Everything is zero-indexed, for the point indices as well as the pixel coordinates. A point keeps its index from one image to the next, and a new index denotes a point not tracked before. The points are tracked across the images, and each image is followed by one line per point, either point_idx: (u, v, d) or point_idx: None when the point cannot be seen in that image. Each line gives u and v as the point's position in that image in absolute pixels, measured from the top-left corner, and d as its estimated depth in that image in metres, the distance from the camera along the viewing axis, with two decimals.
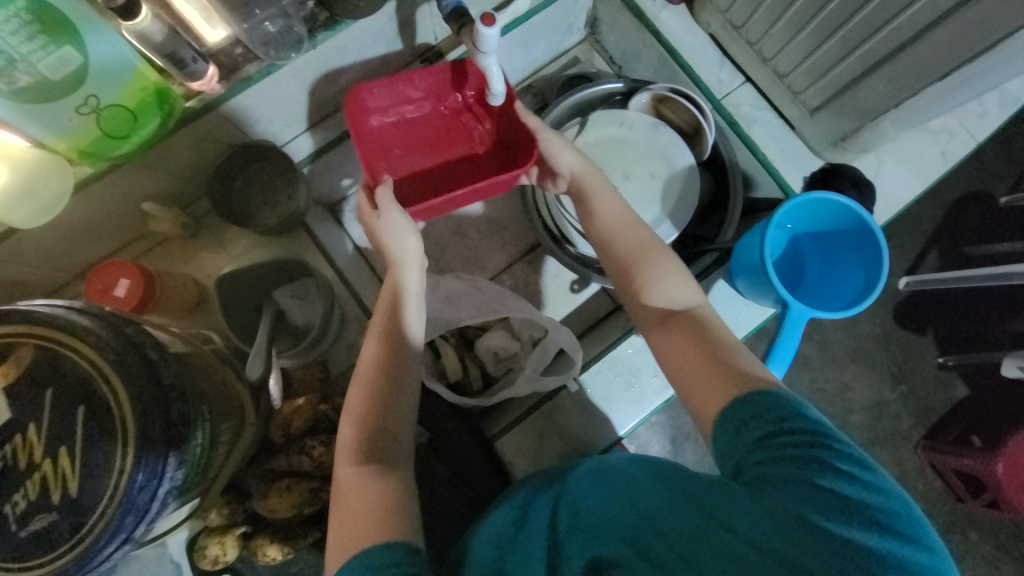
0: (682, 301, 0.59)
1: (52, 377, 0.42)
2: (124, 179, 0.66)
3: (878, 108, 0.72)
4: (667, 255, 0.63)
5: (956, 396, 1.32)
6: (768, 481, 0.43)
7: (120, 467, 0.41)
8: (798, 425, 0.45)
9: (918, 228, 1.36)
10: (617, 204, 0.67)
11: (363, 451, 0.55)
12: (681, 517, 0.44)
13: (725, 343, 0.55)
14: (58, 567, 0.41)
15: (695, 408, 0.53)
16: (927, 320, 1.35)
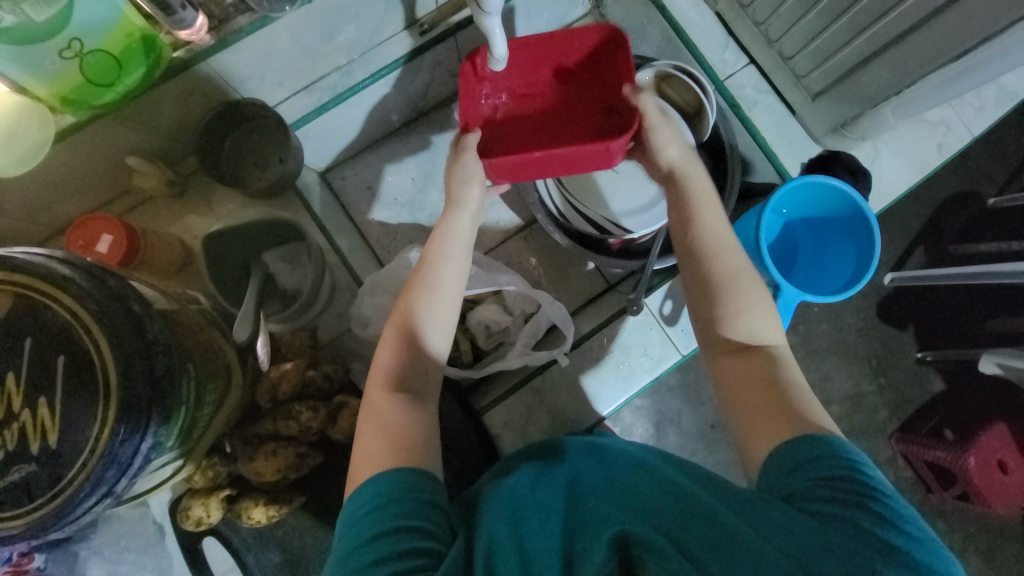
0: (761, 332, 0.56)
1: (31, 326, 0.41)
2: (108, 131, 0.63)
3: (880, 95, 0.71)
4: (754, 282, 0.58)
5: (932, 390, 1.36)
6: (826, 518, 0.42)
7: (102, 419, 0.40)
8: (860, 476, 0.44)
9: (907, 225, 1.38)
10: (717, 214, 0.61)
11: (396, 378, 0.57)
12: (721, 515, 0.43)
13: (792, 386, 0.53)
14: (37, 517, 0.40)
15: (745, 436, 0.51)
16: (909, 315, 1.37)
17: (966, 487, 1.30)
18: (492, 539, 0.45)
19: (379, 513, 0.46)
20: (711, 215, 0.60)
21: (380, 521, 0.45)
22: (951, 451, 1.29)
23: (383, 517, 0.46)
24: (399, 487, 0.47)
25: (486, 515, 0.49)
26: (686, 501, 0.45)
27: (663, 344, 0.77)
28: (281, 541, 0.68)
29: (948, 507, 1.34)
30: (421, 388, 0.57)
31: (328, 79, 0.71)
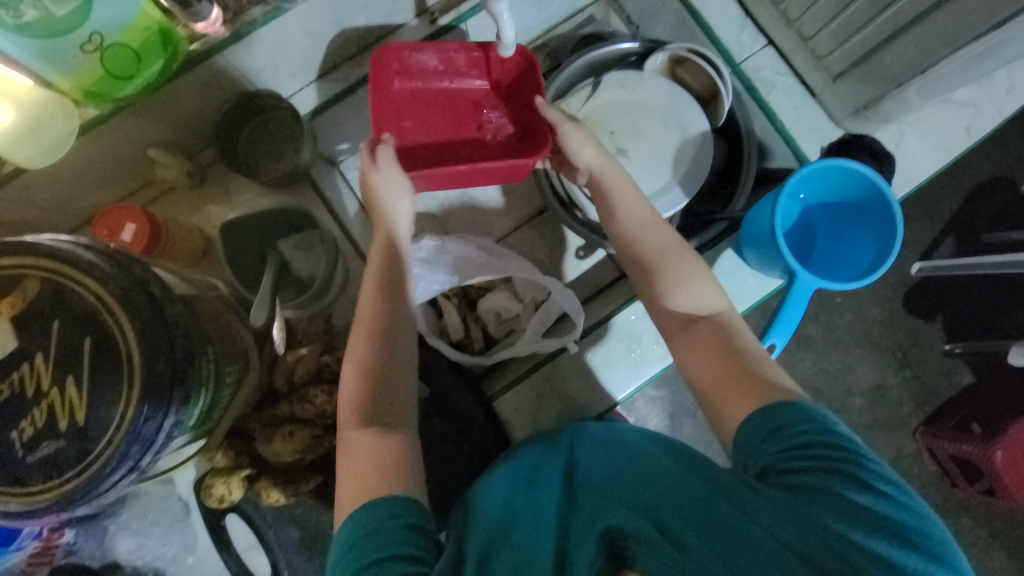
0: (706, 305, 0.58)
1: (59, 309, 0.43)
2: (130, 122, 0.65)
3: (903, 75, 0.68)
4: (691, 253, 0.61)
5: (960, 383, 1.32)
6: (801, 490, 0.43)
7: (127, 398, 0.42)
8: (830, 438, 0.46)
9: (936, 213, 1.33)
10: (640, 204, 0.64)
11: (363, 412, 0.56)
12: (703, 504, 0.45)
13: (751, 352, 0.55)
14: (68, 489, 0.42)
15: (720, 414, 0.53)
16: (936, 306, 1.33)
17: (993, 482, 1.24)
18: (485, 552, 0.49)
19: (360, 548, 0.47)
20: (641, 204, 0.64)
21: (364, 554, 0.47)
22: (978, 445, 1.23)
23: (366, 551, 0.47)
24: (378, 517, 0.49)
25: (476, 517, 0.53)
26: (674, 492, 0.47)
27: None
28: (300, 520, 0.70)
29: (973, 502, 1.31)
30: (395, 417, 0.57)
31: (341, 70, 0.74)
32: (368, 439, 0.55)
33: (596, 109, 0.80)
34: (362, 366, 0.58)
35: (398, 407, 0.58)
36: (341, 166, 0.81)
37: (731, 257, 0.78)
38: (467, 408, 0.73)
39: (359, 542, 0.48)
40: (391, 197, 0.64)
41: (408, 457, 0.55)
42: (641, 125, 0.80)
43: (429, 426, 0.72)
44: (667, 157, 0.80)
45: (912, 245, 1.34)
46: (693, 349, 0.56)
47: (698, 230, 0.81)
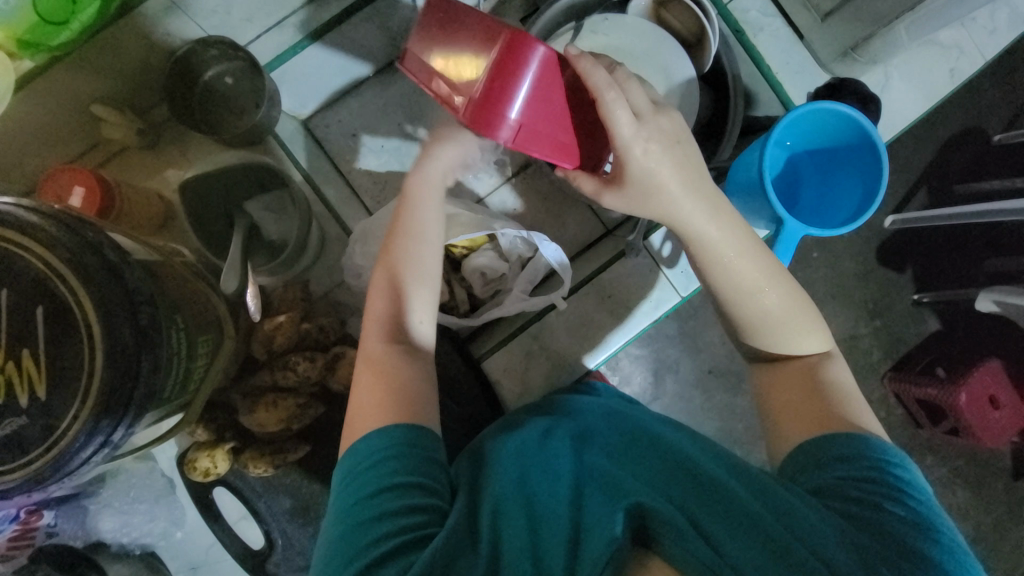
0: (808, 349, 0.58)
1: (3, 277, 0.39)
2: (67, 72, 0.58)
3: (891, 13, 0.66)
4: (801, 304, 0.58)
5: (927, 330, 1.37)
6: (852, 517, 0.46)
7: (90, 371, 0.39)
8: (888, 478, 0.48)
9: (909, 166, 1.34)
10: (742, 255, 0.57)
11: (393, 330, 0.57)
12: (748, 498, 0.45)
13: (840, 391, 0.56)
14: (36, 469, 0.40)
15: (785, 430, 0.56)
16: (907, 257, 1.37)
17: (957, 423, 1.29)
18: (498, 503, 0.49)
19: (381, 470, 0.48)
20: (736, 256, 0.56)
21: (384, 476, 0.48)
22: (943, 388, 1.28)
23: (385, 474, 0.48)
24: (398, 442, 0.49)
25: (494, 482, 0.51)
26: (704, 483, 0.48)
27: (662, 286, 0.76)
28: (289, 490, 0.69)
29: (935, 441, 1.39)
30: (419, 338, 0.58)
31: (300, 14, 0.67)
32: (379, 372, 0.55)
33: None
34: (387, 290, 0.58)
35: (423, 331, 0.58)
36: (362, 161, 0.79)
37: None
38: (456, 371, 0.73)
39: (377, 466, 0.49)
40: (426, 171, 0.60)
41: (414, 386, 0.54)
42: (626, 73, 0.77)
43: None
44: None
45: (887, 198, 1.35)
46: (773, 386, 0.58)
47: None
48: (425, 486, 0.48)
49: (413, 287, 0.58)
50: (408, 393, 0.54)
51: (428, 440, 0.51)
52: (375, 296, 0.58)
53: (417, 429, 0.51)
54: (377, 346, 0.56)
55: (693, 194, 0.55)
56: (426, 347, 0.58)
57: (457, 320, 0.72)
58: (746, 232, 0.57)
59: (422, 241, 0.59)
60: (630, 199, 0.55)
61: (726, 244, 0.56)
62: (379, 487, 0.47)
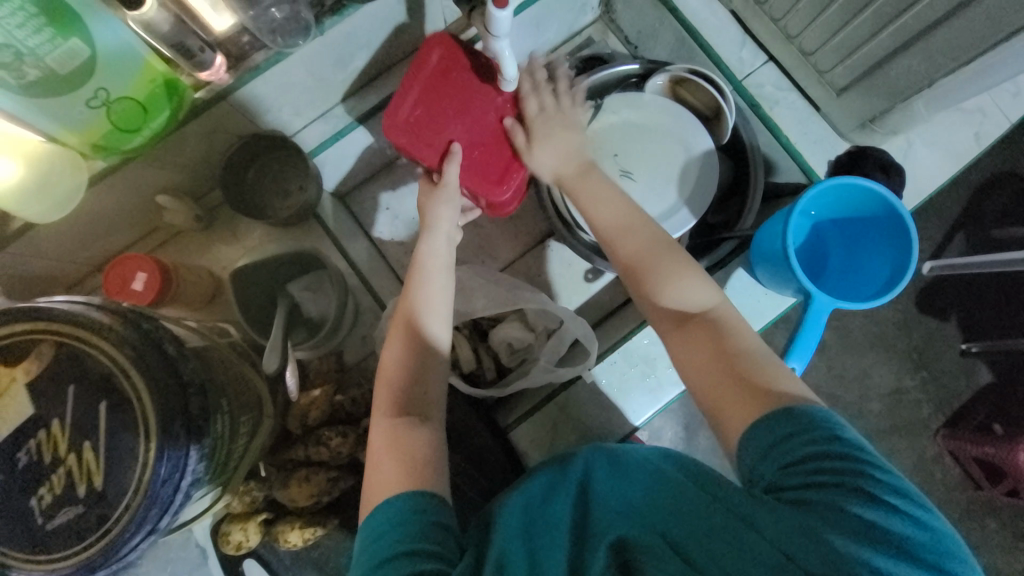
0: (696, 301, 0.59)
1: (73, 373, 0.43)
2: (137, 171, 0.65)
3: (911, 88, 0.67)
4: (671, 249, 0.63)
5: (979, 383, 1.30)
6: (802, 504, 0.43)
7: (143, 460, 0.42)
8: (827, 449, 0.45)
9: (945, 211, 1.31)
10: (616, 198, 0.68)
11: (399, 404, 0.59)
12: (709, 512, 0.45)
13: (749, 351, 0.55)
14: (88, 556, 0.42)
15: (720, 412, 0.53)
16: (951, 306, 1.31)
17: (1015, 482, 1.23)
18: (505, 557, 0.47)
19: (386, 538, 0.48)
20: (604, 204, 0.67)
21: (389, 546, 0.47)
22: (1000, 447, 1.22)
23: (389, 543, 0.47)
24: (406, 509, 0.49)
25: (500, 533, 0.50)
26: (680, 505, 0.47)
27: None
28: (317, 563, 0.69)
29: (998, 504, 1.29)
30: (426, 410, 0.59)
31: (344, 105, 0.75)
32: (403, 462, 0.54)
33: (598, 134, 0.80)
34: (397, 361, 0.61)
35: (432, 405, 0.60)
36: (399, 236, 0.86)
37: (743, 276, 0.76)
38: (482, 444, 0.72)
39: (384, 533, 0.49)
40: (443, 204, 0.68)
41: (429, 459, 0.55)
42: (644, 149, 0.80)
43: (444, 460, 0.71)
44: (673, 177, 0.80)
45: (922, 247, 1.32)
46: (687, 351, 0.57)
47: (706, 251, 0.81)
48: (430, 551, 0.47)
49: (421, 356, 0.61)
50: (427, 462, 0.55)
51: (433, 503, 0.51)
52: (396, 333, 0.63)
53: (417, 493, 0.51)
54: (385, 422, 0.58)
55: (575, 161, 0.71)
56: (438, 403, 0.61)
57: (486, 393, 0.73)
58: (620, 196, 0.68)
59: (425, 313, 0.63)
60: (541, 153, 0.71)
61: (607, 202, 0.67)
62: (387, 556, 0.47)
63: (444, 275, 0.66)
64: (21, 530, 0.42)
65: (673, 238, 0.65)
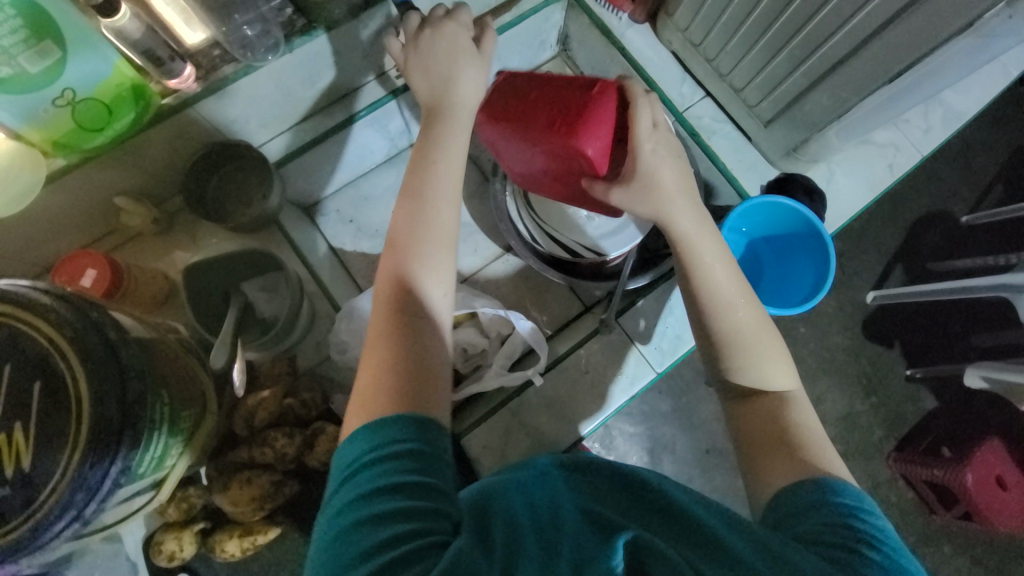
0: (779, 382, 0.62)
1: (8, 353, 0.42)
2: (97, 173, 0.66)
3: (822, 120, 0.76)
4: (770, 332, 0.64)
5: (925, 407, 1.37)
6: (827, 559, 0.45)
7: (73, 440, 0.41)
8: (854, 522, 0.48)
9: (884, 245, 1.43)
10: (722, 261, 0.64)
11: (401, 300, 0.55)
12: (735, 539, 0.45)
13: (805, 431, 0.59)
14: (5, 543, 0.40)
15: (762, 471, 0.57)
16: (895, 333, 1.40)
17: (968, 507, 1.28)
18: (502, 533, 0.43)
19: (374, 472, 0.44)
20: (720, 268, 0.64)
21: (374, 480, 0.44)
22: (949, 469, 1.27)
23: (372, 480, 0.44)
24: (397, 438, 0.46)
25: (493, 517, 0.45)
26: (692, 530, 0.45)
27: (637, 362, 0.80)
28: None
29: (951, 527, 1.34)
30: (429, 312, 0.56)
31: (312, 120, 0.79)
32: (389, 379, 0.51)
33: None
34: (400, 252, 0.57)
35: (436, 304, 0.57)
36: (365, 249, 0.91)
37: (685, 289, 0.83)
38: None
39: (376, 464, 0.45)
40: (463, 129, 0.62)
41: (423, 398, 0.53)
42: None
43: None
44: None
45: (866, 277, 1.42)
46: (748, 421, 0.61)
47: (652, 265, 0.84)
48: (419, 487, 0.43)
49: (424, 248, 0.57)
50: (428, 380, 0.52)
51: (424, 433, 0.47)
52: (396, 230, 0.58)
53: (415, 420, 0.47)
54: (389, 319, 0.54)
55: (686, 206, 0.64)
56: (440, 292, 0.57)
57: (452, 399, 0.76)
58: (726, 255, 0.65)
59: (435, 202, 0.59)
60: (635, 197, 0.63)
61: (717, 259, 0.64)
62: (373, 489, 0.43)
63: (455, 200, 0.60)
64: None
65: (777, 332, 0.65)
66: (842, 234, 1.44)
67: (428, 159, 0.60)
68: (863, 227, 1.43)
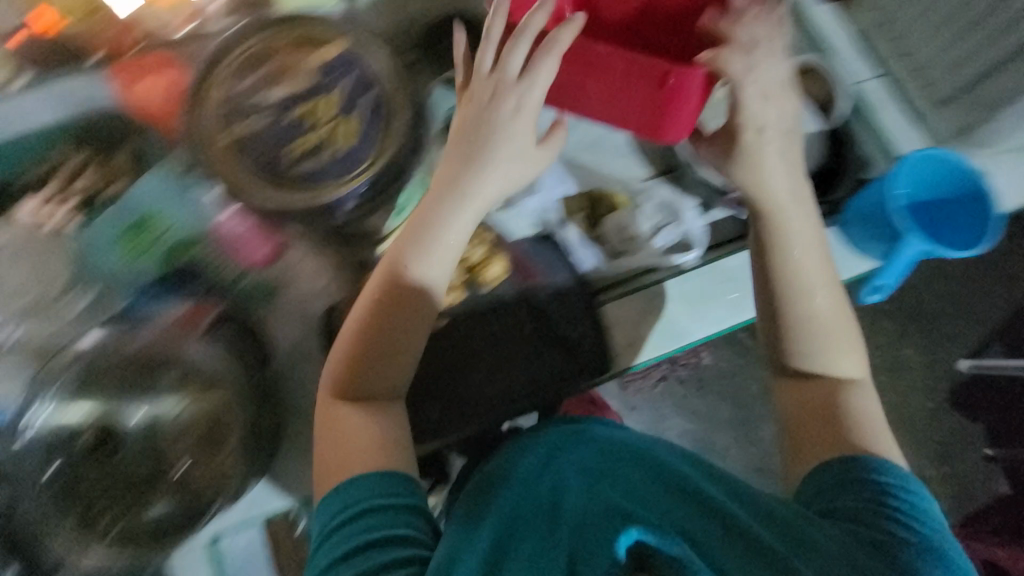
0: (845, 368, 0.69)
1: (348, 71, 0.68)
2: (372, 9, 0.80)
3: (1004, 98, 0.81)
4: (850, 330, 0.70)
5: (996, 490, 1.40)
6: (853, 534, 0.56)
7: (382, 141, 0.67)
8: (888, 500, 0.59)
9: (988, 318, 1.44)
10: (823, 262, 0.69)
11: (348, 385, 0.64)
12: (753, 515, 0.55)
13: (858, 413, 0.67)
14: (328, 191, 0.65)
15: (803, 451, 0.67)
16: (979, 410, 1.42)
17: None
18: (490, 544, 0.54)
19: (352, 527, 0.56)
20: (800, 249, 0.67)
21: (360, 531, 0.56)
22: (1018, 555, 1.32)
23: (358, 528, 0.56)
24: (377, 492, 0.58)
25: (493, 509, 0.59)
26: (710, 509, 0.53)
27: None
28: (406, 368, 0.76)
29: None
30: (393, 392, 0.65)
31: None
32: (344, 449, 0.63)
33: None
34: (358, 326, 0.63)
35: (390, 383, 0.65)
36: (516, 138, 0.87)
37: (832, 233, 0.87)
38: (577, 308, 0.79)
39: (352, 521, 0.57)
40: (458, 181, 0.63)
41: (389, 440, 0.63)
42: None
43: (541, 309, 0.79)
44: None
45: (961, 345, 1.44)
46: (799, 406, 0.69)
47: None
48: (401, 535, 0.56)
49: (383, 325, 0.63)
50: (382, 445, 0.63)
51: (401, 492, 0.59)
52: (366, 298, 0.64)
53: (385, 476, 0.59)
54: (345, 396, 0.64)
55: (784, 190, 0.67)
56: (403, 354, 0.64)
57: (603, 275, 0.83)
58: (816, 236, 0.68)
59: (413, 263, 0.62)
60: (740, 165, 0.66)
61: (801, 240, 0.67)
62: (351, 546, 0.55)
63: (433, 258, 0.62)
64: (280, 157, 0.66)
65: (851, 310, 0.71)
66: (944, 294, 1.46)
67: (428, 216, 0.63)
68: (968, 292, 1.45)
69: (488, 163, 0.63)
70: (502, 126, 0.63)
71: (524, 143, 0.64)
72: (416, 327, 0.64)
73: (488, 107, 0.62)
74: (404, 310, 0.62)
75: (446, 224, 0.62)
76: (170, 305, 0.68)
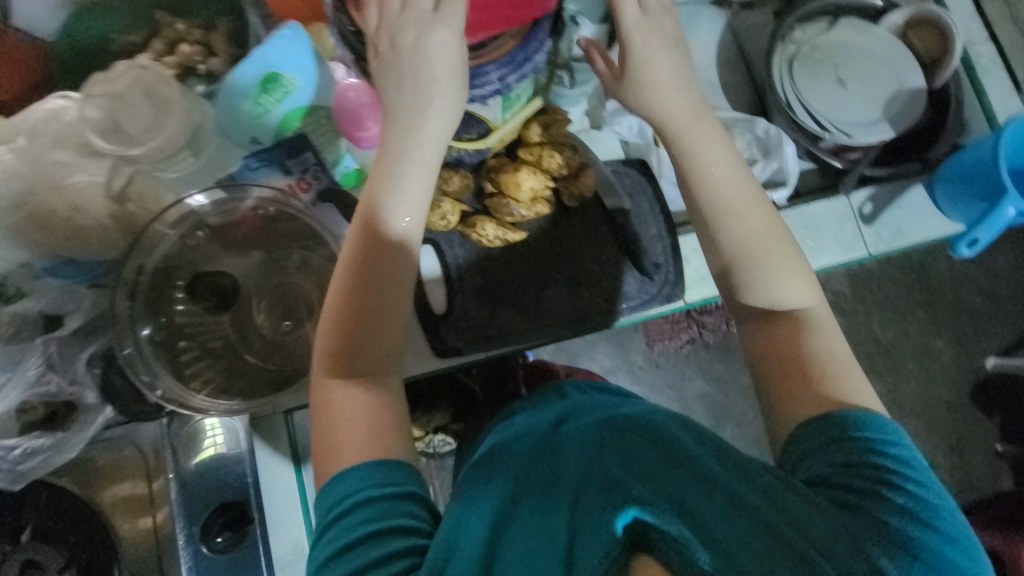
0: (793, 297, 0.60)
1: None
2: None
3: None
4: (784, 245, 0.61)
5: (1000, 486, 1.32)
6: (840, 501, 0.47)
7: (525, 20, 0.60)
8: (877, 459, 0.50)
9: None
10: (744, 185, 0.62)
11: (337, 364, 0.57)
12: (759, 492, 0.46)
13: (826, 348, 0.58)
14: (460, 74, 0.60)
15: (779, 409, 0.57)
16: (1003, 407, 1.33)
17: None
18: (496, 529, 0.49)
19: (347, 522, 0.49)
20: (731, 170, 0.62)
21: (359, 525, 0.49)
22: None
23: (355, 520, 0.49)
24: (377, 479, 0.51)
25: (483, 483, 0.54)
26: (692, 472, 0.47)
27: (855, 236, 0.85)
28: (485, 271, 0.78)
29: None
30: (383, 364, 0.58)
31: None
32: (344, 445, 0.54)
33: (828, 39, 0.89)
34: (342, 300, 0.56)
35: (377, 352, 0.57)
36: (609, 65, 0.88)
37: (917, 194, 0.87)
38: (654, 233, 0.81)
39: (346, 517, 0.49)
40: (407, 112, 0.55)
41: (387, 421, 0.55)
42: (858, 69, 0.88)
43: (622, 230, 0.79)
44: (881, 97, 0.88)
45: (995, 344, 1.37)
46: (767, 353, 0.59)
47: (893, 163, 0.90)
48: (405, 525, 0.49)
49: (368, 295, 0.56)
50: (386, 423, 0.55)
51: (401, 481, 0.51)
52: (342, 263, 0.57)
53: (381, 464, 0.52)
54: (334, 380, 0.56)
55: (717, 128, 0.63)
56: (392, 313, 0.57)
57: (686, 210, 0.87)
58: (726, 148, 0.62)
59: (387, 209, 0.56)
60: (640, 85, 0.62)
61: (713, 154, 0.61)
62: (351, 541, 0.48)
63: (403, 203, 0.56)
64: None
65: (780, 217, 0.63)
66: None
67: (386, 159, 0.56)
68: None
69: (432, 92, 0.55)
70: (432, 50, 0.55)
71: (457, 69, 0.56)
72: (401, 281, 0.57)
73: (416, 47, 0.54)
74: (386, 265, 0.56)
75: (396, 182, 0.56)
76: (274, 174, 0.72)
